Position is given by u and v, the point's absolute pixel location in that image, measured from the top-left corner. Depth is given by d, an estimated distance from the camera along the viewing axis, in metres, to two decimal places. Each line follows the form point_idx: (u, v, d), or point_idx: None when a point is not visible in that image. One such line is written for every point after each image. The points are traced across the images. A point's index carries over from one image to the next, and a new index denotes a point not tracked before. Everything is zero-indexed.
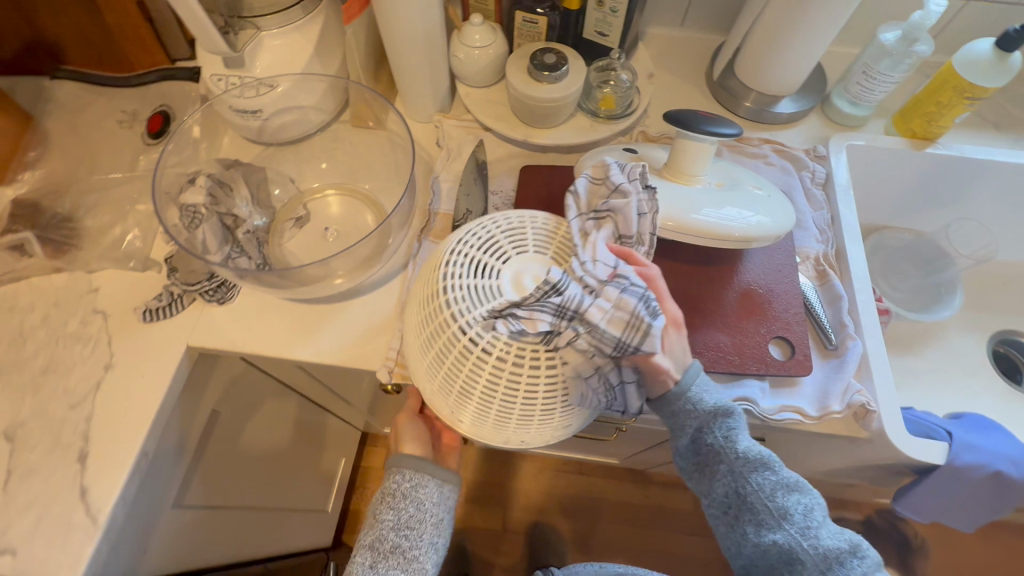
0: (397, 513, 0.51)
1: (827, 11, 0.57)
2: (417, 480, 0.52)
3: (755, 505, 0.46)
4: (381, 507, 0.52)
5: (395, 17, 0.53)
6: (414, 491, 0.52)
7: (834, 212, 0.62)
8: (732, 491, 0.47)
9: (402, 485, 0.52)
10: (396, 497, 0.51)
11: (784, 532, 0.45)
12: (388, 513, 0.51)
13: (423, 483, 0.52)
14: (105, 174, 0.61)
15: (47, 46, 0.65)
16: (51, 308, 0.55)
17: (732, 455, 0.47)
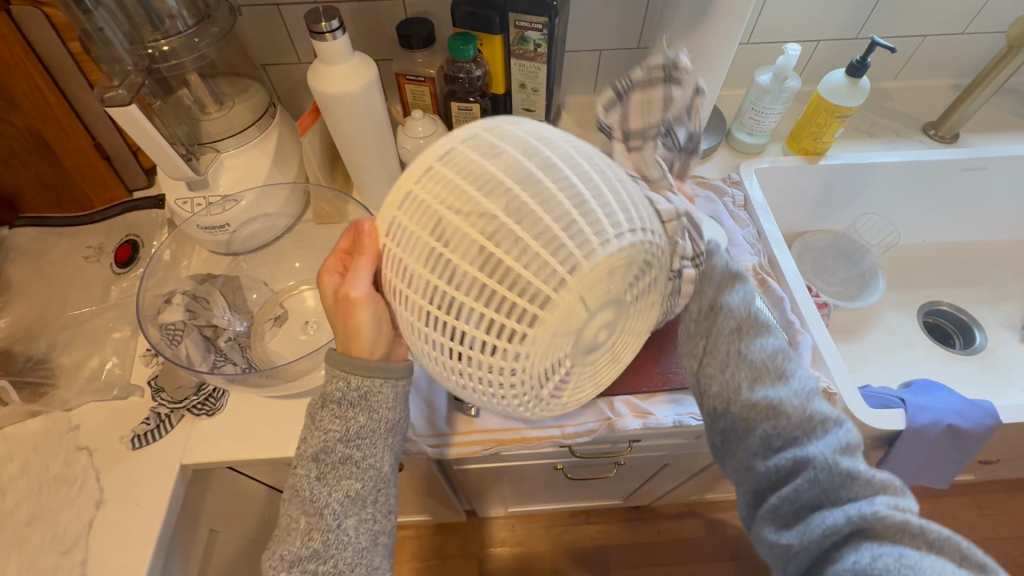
0: (332, 468, 0.42)
1: (709, 69, 0.68)
2: (357, 416, 0.42)
3: (790, 423, 0.40)
4: (314, 461, 0.43)
5: (344, 122, 0.60)
6: (358, 436, 0.42)
7: (759, 226, 0.71)
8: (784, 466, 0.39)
9: (340, 400, 0.42)
10: (301, 487, 0.43)
11: (828, 453, 0.37)
12: (323, 473, 0.42)
13: (372, 397, 0.42)
14: (77, 309, 0.62)
15: (4, 197, 0.67)
16: (30, 454, 0.54)
17: (778, 394, 0.41)
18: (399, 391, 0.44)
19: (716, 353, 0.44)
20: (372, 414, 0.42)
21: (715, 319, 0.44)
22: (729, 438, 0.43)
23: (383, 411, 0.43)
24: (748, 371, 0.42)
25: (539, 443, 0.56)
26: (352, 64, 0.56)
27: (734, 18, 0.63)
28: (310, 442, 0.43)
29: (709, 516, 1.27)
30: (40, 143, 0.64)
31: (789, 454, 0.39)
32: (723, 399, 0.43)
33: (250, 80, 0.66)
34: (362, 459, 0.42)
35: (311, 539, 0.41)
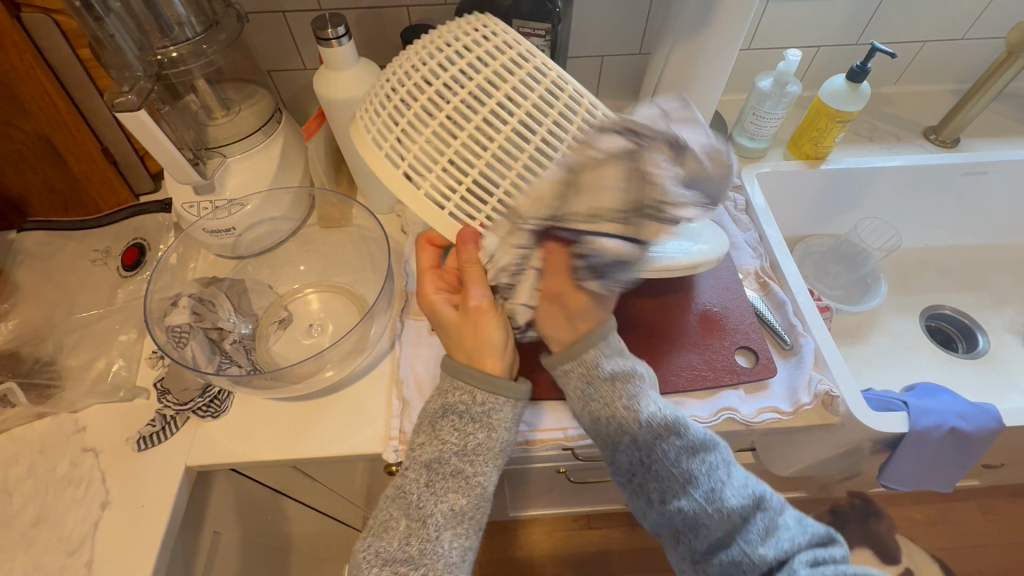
0: (443, 479, 0.44)
1: (709, 75, 0.69)
2: (476, 429, 0.45)
3: (663, 475, 0.44)
4: (426, 468, 0.44)
5: (349, 127, 0.60)
6: (474, 451, 0.44)
7: (760, 230, 0.71)
8: (679, 511, 0.44)
9: (461, 413, 0.45)
10: (408, 491, 0.44)
11: (694, 502, 0.43)
12: (433, 481, 0.44)
13: (494, 415, 0.45)
14: (84, 312, 0.62)
15: (13, 201, 0.68)
16: (36, 455, 0.54)
17: (680, 469, 0.44)
18: (515, 414, 0.46)
19: (627, 431, 0.45)
20: (490, 431, 0.45)
21: (614, 403, 0.45)
22: (641, 494, 0.46)
23: (499, 431, 0.45)
24: (655, 452, 0.45)
25: (542, 445, 0.56)
26: (356, 70, 0.56)
27: (734, 24, 0.63)
28: (423, 450, 0.45)
29: None
30: (49, 148, 0.64)
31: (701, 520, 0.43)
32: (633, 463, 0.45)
33: (255, 85, 0.67)
34: (474, 474, 0.44)
35: (409, 543, 0.42)
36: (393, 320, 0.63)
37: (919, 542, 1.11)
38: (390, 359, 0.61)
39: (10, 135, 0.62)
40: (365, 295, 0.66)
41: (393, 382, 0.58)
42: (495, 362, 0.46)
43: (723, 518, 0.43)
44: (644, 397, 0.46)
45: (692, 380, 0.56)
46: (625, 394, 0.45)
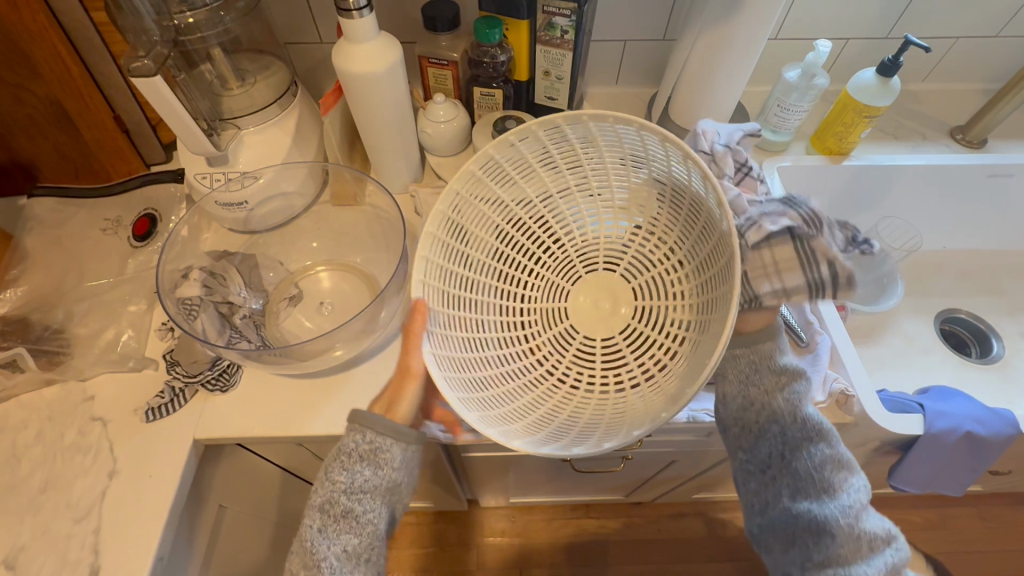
0: (334, 519, 0.46)
1: (737, 64, 0.67)
2: (364, 469, 0.47)
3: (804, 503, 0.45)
4: (319, 511, 0.47)
5: (366, 101, 0.59)
6: (362, 488, 0.46)
7: None
8: (776, 452, 0.47)
9: (351, 453, 0.47)
10: (306, 538, 0.46)
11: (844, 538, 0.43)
12: (324, 524, 0.46)
13: (382, 453, 0.47)
14: (94, 281, 0.62)
15: (23, 166, 0.67)
16: (44, 423, 0.54)
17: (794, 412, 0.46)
18: (410, 454, 0.49)
19: (759, 384, 0.48)
20: (380, 469, 0.47)
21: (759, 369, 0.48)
22: (738, 441, 0.49)
23: (389, 468, 0.47)
24: (770, 427, 0.47)
25: None
26: (377, 44, 0.55)
27: (769, 9, 0.61)
28: (319, 491, 0.47)
29: (708, 516, 1.28)
30: (60, 113, 0.63)
31: (794, 468, 0.46)
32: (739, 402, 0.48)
33: (271, 57, 0.66)
34: (364, 511, 0.47)
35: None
36: None
37: (917, 544, 1.12)
38: (400, 340, 0.60)
39: (21, 99, 0.61)
40: (378, 277, 0.65)
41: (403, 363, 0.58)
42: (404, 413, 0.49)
43: (826, 475, 0.45)
44: (792, 386, 0.47)
45: None
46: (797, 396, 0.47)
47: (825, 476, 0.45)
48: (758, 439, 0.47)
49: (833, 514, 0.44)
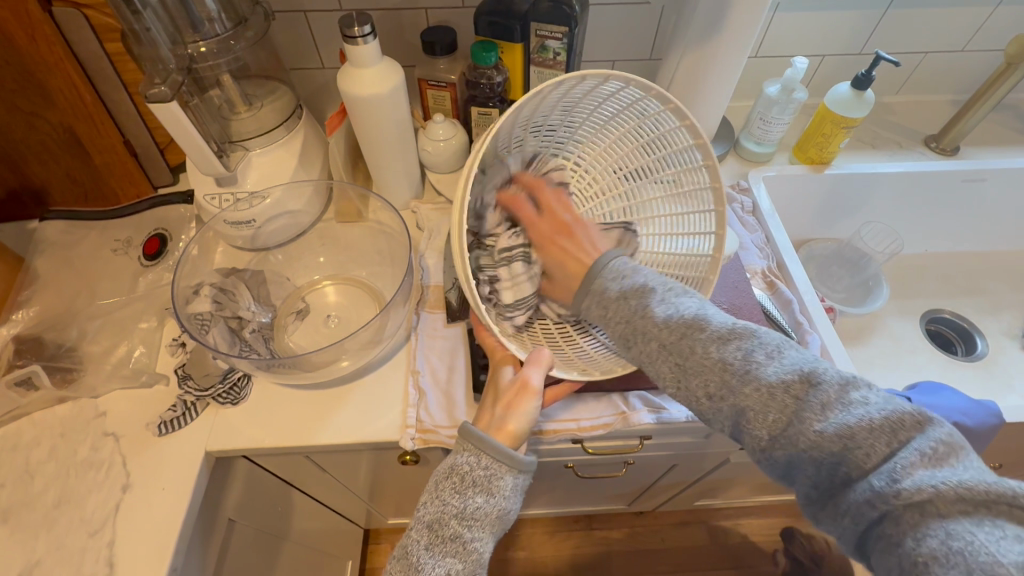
0: (441, 540, 0.44)
1: (717, 81, 0.72)
2: (479, 495, 0.45)
3: (825, 458, 0.34)
4: (426, 529, 0.45)
5: (370, 122, 0.62)
6: (473, 514, 0.44)
7: (767, 232, 0.73)
8: (781, 439, 0.36)
9: (464, 474, 0.45)
10: (411, 554, 0.44)
11: (877, 483, 0.32)
12: (431, 544, 0.44)
13: (496, 481, 0.45)
14: (105, 300, 0.63)
15: (34, 191, 0.69)
16: (57, 439, 0.55)
17: (763, 393, 0.37)
18: (518, 487, 0.47)
19: (697, 368, 0.40)
20: (490, 495, 0.45)
21: (702, 370, 0.40)
22: (747, 439, 0.39)
23: (499, 497, 0.45)
24: (744, 386, 0.38)
25: (556, 436, 0.57)
26: (380, 67, 0.58)
27: (746, 29, 0.65)
28: (426, 510, 0.46)
29: (710, 523, 1.28)
30: (71, 139, 0.65)
31: (802, 450, 0.35)
32: (718, 414, 0.40)
33: (278, 83, 0.69)
34: (470, 539, 0.44)
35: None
36: (408, 312, 0.63)
37: None
38: (406, 349, 0.62)
39: (34, 126, 0.63)
40: (383, 290, 0.67)
41: (410, 372, 0.60)
42: (512, 436, 0.47)
43: (865, 441, 0.33)
44: (737, 341, 0.40)
45: None
46: (725, 358, 0.39)
47: (866, 429, 0.33)
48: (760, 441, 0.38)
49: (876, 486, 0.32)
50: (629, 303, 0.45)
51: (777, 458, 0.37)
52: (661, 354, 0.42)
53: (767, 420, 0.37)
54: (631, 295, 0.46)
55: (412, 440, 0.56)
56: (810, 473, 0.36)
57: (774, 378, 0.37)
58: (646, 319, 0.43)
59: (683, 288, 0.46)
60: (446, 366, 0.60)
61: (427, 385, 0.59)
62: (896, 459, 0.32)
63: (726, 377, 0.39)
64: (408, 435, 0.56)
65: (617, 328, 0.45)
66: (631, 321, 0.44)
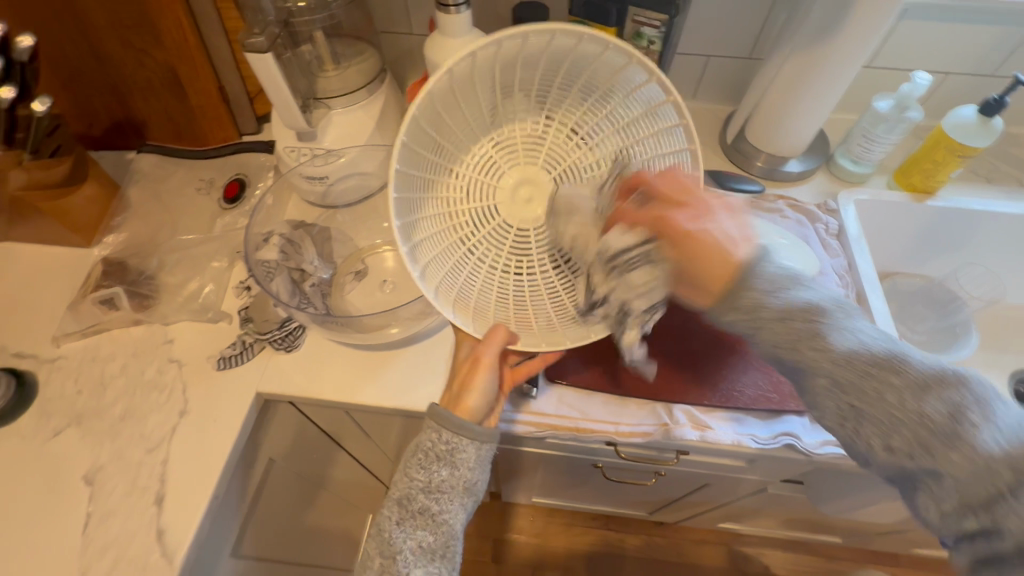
0: (411, 515, 0.50)
1: (822, 89, 0.66)
2: (444, 469, 0.49)
3: (1011, 522, 0.32)
4: (397, 505, 0.50)
5: None
6: (438, 489, 0.49)
7: (850, 259, 0.68)
8: (957, 491, 0.34)
9: (428, 450, 0.49)
10: (381, 532, 0.50)
11: None
12: (402, 517, 0.50)
13: (459, 454, 0.49)
14: (184, 235, 0.67)
15: (135, 123, 0.74)
16: (129, 357, 0.59)
17: (972, 443, 0.34)
18: (481, 454, 0.50)
19: (787, 341, 0.39)
20: (453, 469, 0.49)
21: (901, 414, 0.36)
22: (904, 483, 0.38)
23: (464, 469, 0.49)
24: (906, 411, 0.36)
25: (591, 435, 0.56)
26: (469, 39, 0.57)
27: (867, 37, 0.59)
28: (399, 487, 0.50)
29: (731, 547, 1.25)
30: (173, 79, 0.69)
31: (996, 519, 0.33)
32: (891, 464, 0.37)
33: (366, 44, 0.70)
34: (439, 512, 0.49)
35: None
36: None
37: None
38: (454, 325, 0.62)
39: (142, 63, 0.67)
40: None
41: (455, 349, 0.60)
42: (473, 406, 0.50)
43: None
44: (847, 329, 0.38)
45: (755, 400, 0.56)
46: (916, 392, 0.36)
47: None
48: (916, 476, 0.36)
49: None
50: (794, 325, 0.39)
51: (937, 500, 0.36)
52: (833, 384, 0.38)
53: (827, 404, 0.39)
54: (802, 314, 0.39)
55: None
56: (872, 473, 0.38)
57: (992, 446, 0.33)
58: (814, 339, 0.38)
59: (840, 301, 0.40)
60: None
61: None
62: None
63: (923, 435, 0.35)
64: None
65: (768, 332, 0.39)
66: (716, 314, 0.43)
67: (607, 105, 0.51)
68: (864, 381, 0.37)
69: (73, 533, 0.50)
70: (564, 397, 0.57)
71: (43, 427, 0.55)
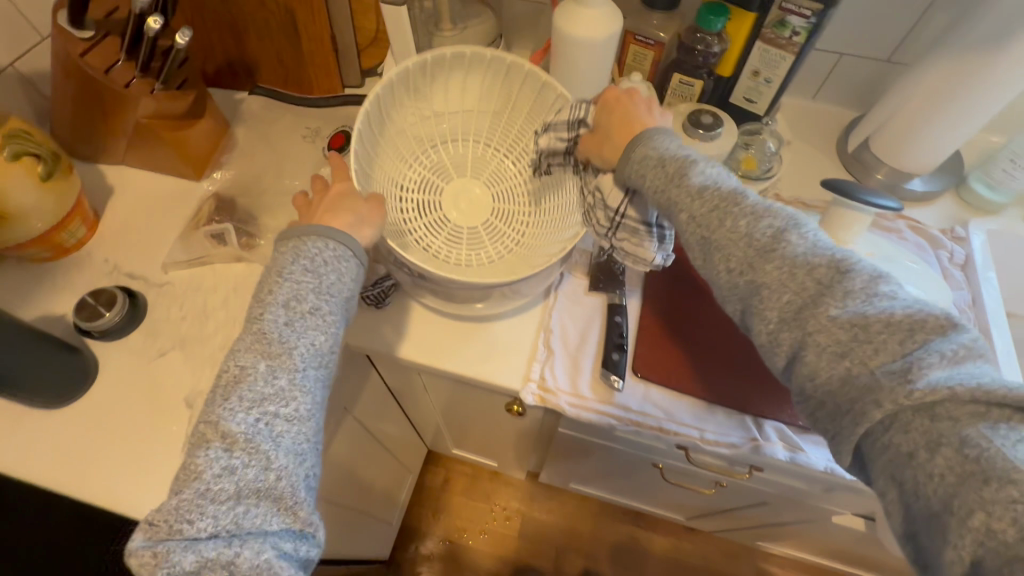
0: (302, 314, 0.44)
1: (972, 104, 0.60)
2: (313, 300, 0.45)
3: (861, 402, 0.34)
4: (282, 308, 0.44)
5: (571, 64, 0.59)
6: (330, 291, 0.45)
7: (975, 293, 0.63)
8: (876, 406, 0.34)
9: (312, 257, 0.46)
10: (267, 338, 0.43)
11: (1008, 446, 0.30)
12: (290, 319, 0.44)
13: (341, 261, 0.47)
14: (288, 181, 0.69)
15: (247, 65, 0.75)
16: (230, 291, 0.62)
17: (846, 329, 0.35)
18: (361, 267, 0.48)
19: (739, 221, 0.40)
20: (339, 275, 0.46)
21: (762, 254, 0.38)
22: (848, 411, 0.35)
23: (347, 275, 0.47)
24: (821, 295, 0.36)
25: (673, 437, 0.55)
26: (601, 11, 0.55)
27: None
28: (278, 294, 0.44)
29: (761, 563, 1.22)
30: (290, 23, 0.69)
31: (891, 419, 0.33)
32: (841, 381, 0.35)
33: (484, 7, 0.68)
34: (325, 313, 0.45)
35: (264, 430, 0.41)
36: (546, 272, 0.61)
37: None
38: (542, 306, 0.61)
39: (265, 5, 0.67)
40: None
41: (541, 330, 0.59)
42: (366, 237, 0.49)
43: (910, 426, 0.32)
44: (790, 224, 0.39)
45: None
46: (798, 282, 0.37)
47: (952, 399, 0.31)
48: (833, 389, 0.35)
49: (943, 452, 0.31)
50: (756, 244, 0.39)
51: (857, 424, 0.35)
52: (795, 289, 0.37)
53: (780, 299, 0.37)
54: (721, 201, 0.40)
55: (532, 394, 0.56)
56: (826, 385, 0.36)
57: (854, 324, 0.35)
58: (740, 222, 0.39)
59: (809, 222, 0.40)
60: (578, 332, 0.59)
61: (556, 346, 0.58)
62: (946, 431, 0.31)
63: (846, 335, 0.35)
64: (529, 390, 0.56)
65: (695, 213, 0.41)
66: (727, 209, 0.40)
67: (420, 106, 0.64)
68: (760, 267, 0.38)
69: (173, 450, 0.53)
70: (650, 393, 0.56)
71: (150, 346, 0.58)
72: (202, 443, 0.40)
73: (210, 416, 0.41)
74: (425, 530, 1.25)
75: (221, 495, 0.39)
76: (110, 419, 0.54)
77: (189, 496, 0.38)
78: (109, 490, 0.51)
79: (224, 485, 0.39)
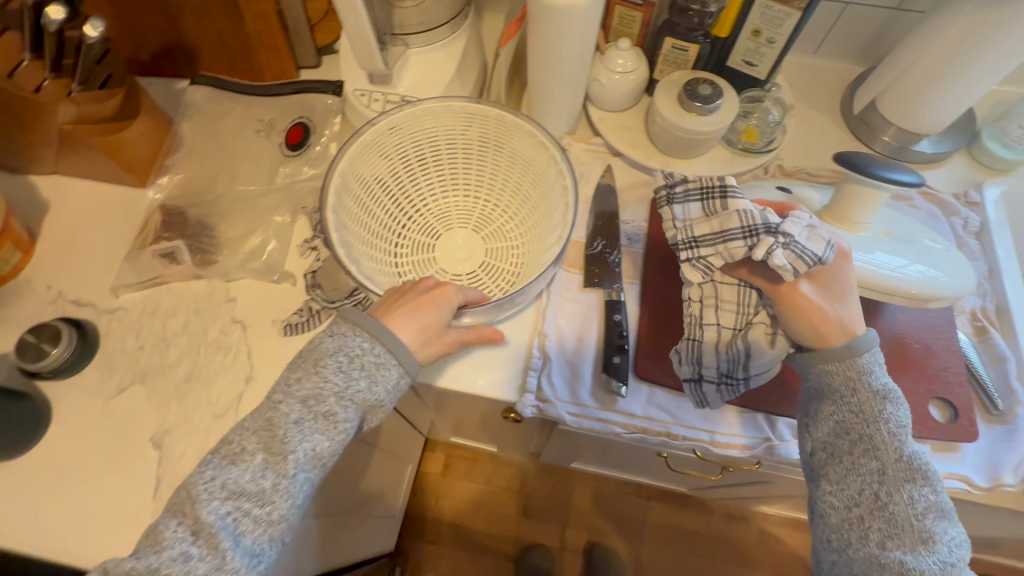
0: (314, 417, 0.41)
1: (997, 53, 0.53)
2: (332, 403, 0.41)
3: (850, 459, 0.42)
4: (301, 404, 0.41)
5: (549, 28, 0.51)
6: (352, 398, 0.42)
7: (991, 263, 0.59)
8: (851, 466, 0.41)
9: (351, 356, 0.43)
10: (304, 362, 0.42)
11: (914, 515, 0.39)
12: (303, 417, 0.41)
13: (381, 370, 0.43)
14: (245, 184, 0.62)
15: (185, 49, 0.66)
16: (191, 314, 0.56)
17: (874, 427, 0.41)
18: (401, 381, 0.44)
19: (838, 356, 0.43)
20: (370, 389, 0.43)
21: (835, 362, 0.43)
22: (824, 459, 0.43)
23: (381, 390, 0.43)
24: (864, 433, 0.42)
25: (682, 442, 0.52)
26: None
27: None
28: (299, 387, 0.42)
29: (762, 525, 1.24)
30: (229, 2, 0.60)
31: (848, 479, 0.41)
32: (838, 447, 0.42)
33: None
34: (344, 422, 0.42)
35: (237, 491, 0.39)
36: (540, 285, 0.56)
37: None
38: (534, 309, 0.56)
39: None
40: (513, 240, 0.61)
41: (535, 336, 0.54)
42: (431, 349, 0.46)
43: (858, 484, 0.41)
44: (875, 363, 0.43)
45: None
46: (861, 390, 0.42)
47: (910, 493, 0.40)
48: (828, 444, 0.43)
49: (868, 507, 0.40)
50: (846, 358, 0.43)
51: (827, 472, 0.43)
52: (847, 393, 0.43)
53: (834, 390, 0.43)
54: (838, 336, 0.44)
55: (530, 406, 0.52)
56: (828, 447, 0.43)
57: (887, 426, 0.41)
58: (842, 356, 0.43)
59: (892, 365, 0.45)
60: (575, 335, 0.55)
61: (552, 351, 0.54)
62: (889, 497, 0.40)
63: (865, 428, 0.42)
64: (526, 402, 0.52)
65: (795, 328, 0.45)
66: (842, 350, 0.43)
67: (400, 137, 0.58)
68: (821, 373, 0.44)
69: (146, 495, 0.49)
70: (655, 396, 0.53)
71: (108, 381, 0.53)
72: (192, 489, 0.39)
73: (199, 469, 0.40)
74: (427, 515, 1.24)
75: (188, 550, 0.37)
76: (71, 466, 0.50)
77: (199, 492, 0.38)
78: (77, 545, 0.47)
79: (223, 509, 0.38)
